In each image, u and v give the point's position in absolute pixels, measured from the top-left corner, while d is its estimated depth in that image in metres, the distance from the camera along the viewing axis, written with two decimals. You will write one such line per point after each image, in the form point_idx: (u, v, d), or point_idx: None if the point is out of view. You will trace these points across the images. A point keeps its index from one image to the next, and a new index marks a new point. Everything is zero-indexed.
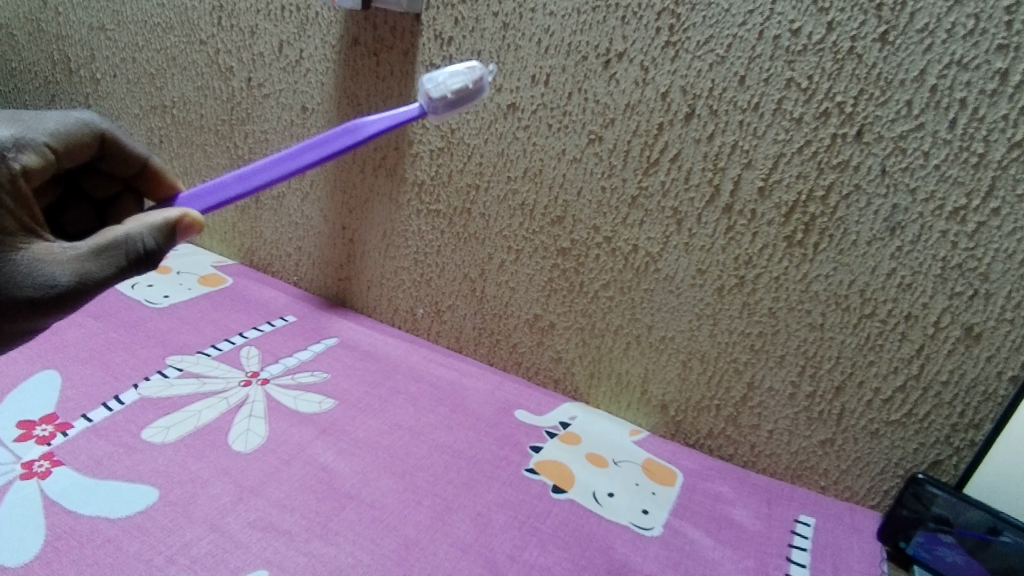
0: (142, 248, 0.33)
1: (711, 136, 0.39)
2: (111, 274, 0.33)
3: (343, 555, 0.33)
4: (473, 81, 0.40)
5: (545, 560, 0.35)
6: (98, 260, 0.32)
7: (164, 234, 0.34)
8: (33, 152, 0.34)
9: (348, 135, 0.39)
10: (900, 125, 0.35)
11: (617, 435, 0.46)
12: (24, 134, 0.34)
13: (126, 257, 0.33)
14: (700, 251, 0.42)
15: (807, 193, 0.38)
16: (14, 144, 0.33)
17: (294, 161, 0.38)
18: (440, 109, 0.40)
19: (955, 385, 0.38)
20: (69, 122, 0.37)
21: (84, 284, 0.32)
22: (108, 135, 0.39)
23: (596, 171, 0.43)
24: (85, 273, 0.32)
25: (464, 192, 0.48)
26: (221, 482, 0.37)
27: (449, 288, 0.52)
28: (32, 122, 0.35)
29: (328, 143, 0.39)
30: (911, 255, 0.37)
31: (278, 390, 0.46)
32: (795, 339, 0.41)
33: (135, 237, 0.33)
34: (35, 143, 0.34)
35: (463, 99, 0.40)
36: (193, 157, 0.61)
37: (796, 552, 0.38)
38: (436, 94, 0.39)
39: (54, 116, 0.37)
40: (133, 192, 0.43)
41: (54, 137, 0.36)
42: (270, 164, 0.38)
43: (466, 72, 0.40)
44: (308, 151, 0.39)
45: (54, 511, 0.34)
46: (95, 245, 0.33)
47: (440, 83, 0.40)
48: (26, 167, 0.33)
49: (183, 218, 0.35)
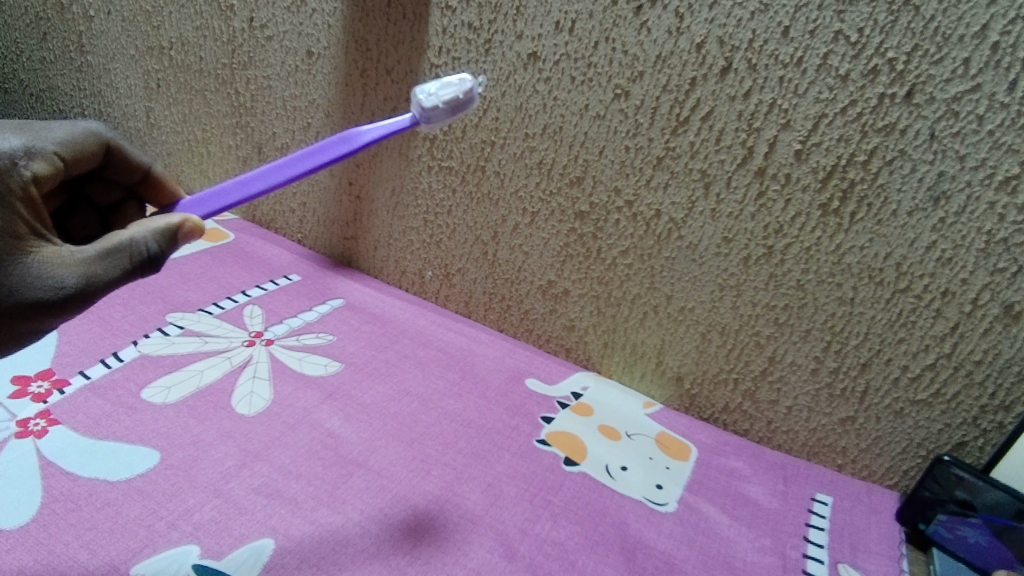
0: (146, 252, 0.31)
1: (748, 93, 0.36)
2: (113, 279, 0.30)
3: (351, 525, 0.32)
4: (464, 93, 0.37)
5: (558, 534, 0.34)
6: (101, 263, 0.30)
7: (166, 240, 0.32)
8: (43, 161, 0.32)
9: (343, 144, 0.37)
10: (955, 85, 0.32)
11: (630, 408, 0.45)
12: (35, 143, 0.32)
13: (128, 262, 0.31)
14: (727, 218, 0.39)
15: (847, 157, 0.35)
16: (23, 152, 0.31)
17: (289, 169, 0.36)
18: (433, 119, 0.37)
19: (988, 365, 0.36)
20: (76, 131, 0.35)
21: (86, 288, 0.30)
22: (113, 144, 0.37)
23: (621, 129, 0.40)
24: (88, 275, 0.30)
25: (478, 149, 0.46)
26: (224, 446, 0.36)
27: (459, 251, 0.50)
28: (40, 130, 0.33)
29: (323, 151, 0.37)
30: (954, 227, 0.34)
31: (283, 351, 0.44)
32: (823, 314, 0.39)
33: (138, 242, 0.31)
34: (44, 152, 0.32)
35: (452, 110, 0.37)
36: (192, 103, 0.58)
37: (813, 532, 0.37)
38: (429, 103, 0.36)
39: (61, 124, 0.35)
40: (135, 198, 0.41)
41: (62, 145, 0.34)
42: (270, 169, 0.36)
43: (456, 83, 0.37)
44: (299, 162, 0.36)
45: (51, 472, 0.32)
46: (97, 248, 0.30)
47: (430, 94, 0.36)
48: (36, 174, 0.31)
49: (183, 225, 0.33)
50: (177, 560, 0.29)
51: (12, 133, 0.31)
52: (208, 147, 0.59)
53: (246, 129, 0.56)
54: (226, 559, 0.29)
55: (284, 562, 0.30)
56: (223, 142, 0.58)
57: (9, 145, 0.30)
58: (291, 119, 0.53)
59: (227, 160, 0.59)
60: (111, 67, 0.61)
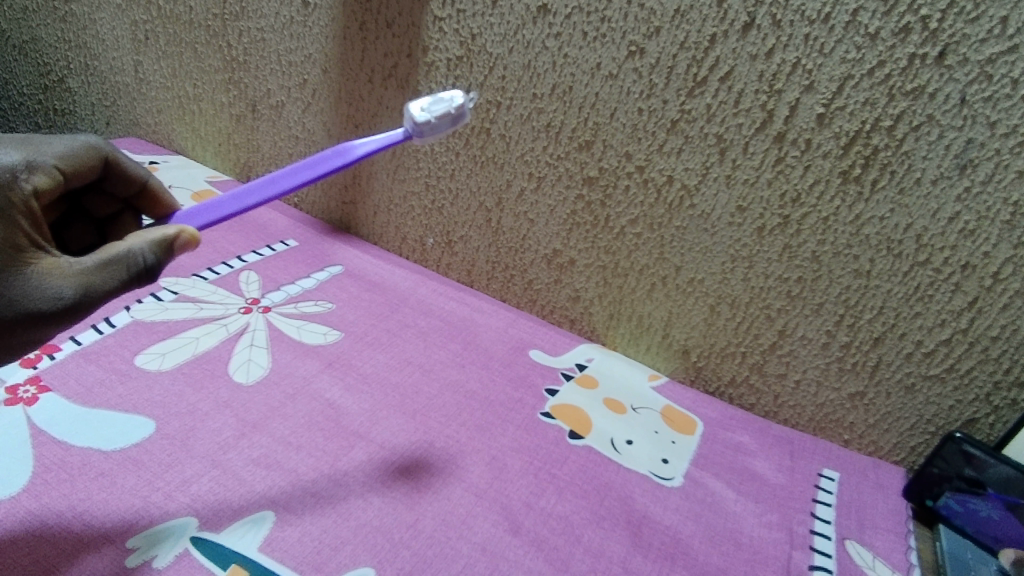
0: (143, 264, 0.29)
1: (771, 51, 0.34)
2: (108, 291, 0.28)
3: (352, 498, 0.31)
4: (455, 109, 0.35)
5: (563, 509, 0.33)
6: (96, 273, 0.28)
7: (163, 250, 0.29)
8: (44, 175, 0.30)
9: (337, 157, 0.35)
10: (991, 46, 0.30)
11: (635, 380, 0.44)
12: (35, 157, 0.30)
13: (124, 274, 0.28)
14: (742, 185, 0.38)
15: (872, 122, 0.33)
16: (24, 166, 0.29)
17: (281, 182, 0.34)
18: (426, 133, 0.35)
19: (1005, 341, 0.35)
20: (76, 145, 0.33)
21: (80, 299, 0.27)
22: (111, 157, 0.35)
23: (634, 90, 0.39)
24: (83, 285, 0.27)
25: (483, 110, 0.44)
26: (222, 415, 0.35)
27: (462, 218, 0.48)
28: (40, 144, 0.31)
29: (319, 164, 0.35)
30: (979, 198, 0.33)
31: (280, 319, 0.43)
32: (837, 287, 0.38)
33: (135, 252, 0.29)
34: (45, 165, 0.30)
35: (443, 126, 0.35)
36: (183, 57, 0.56)
37: (820, 508, 0.36)
38: (420, 117, 0.34)
39: (61, 138, 0.33)
40: (132, 210, 0.38)
41: (62, 159, 0.31)
42: (262, 183, 0.34)
43: (448, 100, 0.36)
44: (292, 176, 0.34)
45: (43, 441, 0.31)
46: (94, 259, 0.28)
47: (419, 108, 0.35)
48: (37, 189, 0.29)
49: (179, 235, 0.30)
50: (173, 532, 0.28)
51: (10, 148, 0.29)
52: (199, 104, 0.57)
53: (239, 85, 0.54)
54: (226, 532, 0.29)
55: (284, 535, 0.29)
56: (215, 99, 0.56)
57: (7, 159, 0.28)
58: (286, 75, 0.51)
59: (221, 119, 0.57)
60: (97, 17, 0.59)
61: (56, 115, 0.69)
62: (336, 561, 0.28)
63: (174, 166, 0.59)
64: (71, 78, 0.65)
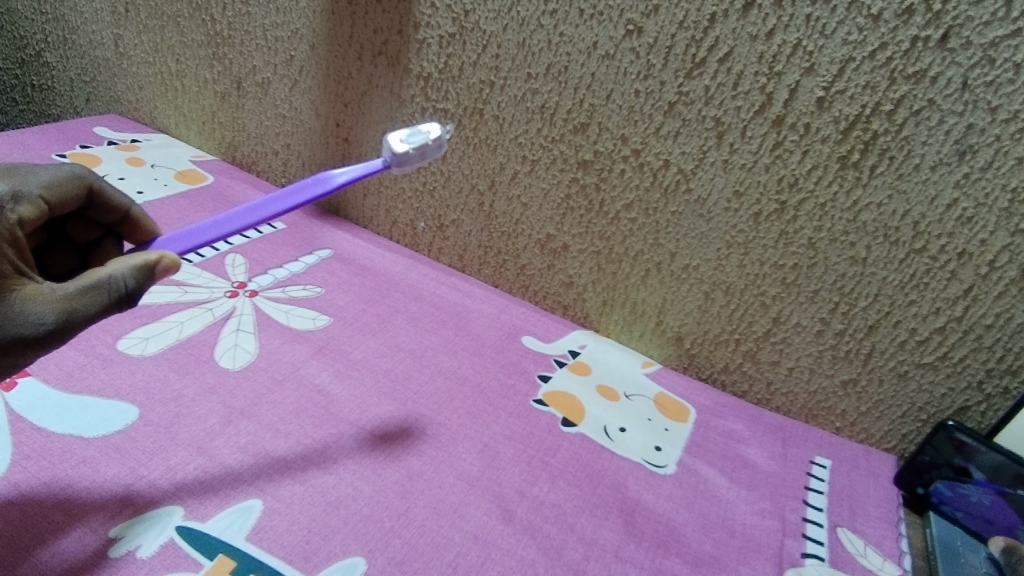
0: (124, 289, 0.27)
1: (772, 32, 0.34)
2: (88, 317, 0.26)
3: (343, 486, 0.31)
4: (434, 139, 0.37)
5: (556, 496, 0.33)
6: (75, 298, 0.26)
7: (144, 275, 0.28)
8: (30, 205, 0.29)
9: (317, 185, 0.36)
10: (995, 29, 0.30)
11: (628, 367, 0.43)
12: (21, 186, 0.29)
13: (103, 300, 0.27)
14: (739, 170, 0.37)
15: (872, 106, 0.33)
16: (9, 196, 0.28)
17: (265, 209, 0.34)
18: (405, 163, 0.36)
19: (999, 329, 0.35)
20: (61, 174, 0.31)
21: (58, 326, 0.26)
22: (96, 185, 0.33)
23: (631, 71, 0.38)
24: (60, 311, 0.26)
25: (476, 89, 0.43)
26: (208, 401, 0.34)
27: (454, 201, 0.47)
28: (25, 175, 0.30)
29: (299, 192, 0.35)
30: (977, 184, 0.32)
31: (267, 303, 0.42)
32: (832, 275, 0.37)
33: (116, 276, 0.27)
34: (30, 196, 0.29)
35: (422, 156, 0.37)
36: (165, 31, 0.54)
37: (813, 496, 0.36)
38: (400, 148, 0.36)
39: (46, 166, 0.31)
40: (114, 235, 0.35)
41: (47, 189, 0.30)
42: (245, 211, 0.34)
43: (425, 131, 0.37)
44: (273, 203, 0.34)
45: (22, 427, 0.30)
46: (72, 283, 0.26)
47: (398, 140, 0.36)
48: (22, 218, 0.28)
49: (161, 260, 0.29)
50: (157, 521, 0.28)
51: None
52: (183, 81, 0.56)
53: (223, 61, 0.52)
54: (213, 521, 0.28)
55: (272, 524, 0.28)
56: (199, 76, 0.54)
57: None
58: (272, 50, 0.49)
59: (205, 97, 0.55)
60: None
61: (34, 90, 0.67)
62: (326, 550, 0.28)
63: (157, 145, 0.58)
64: (48, 52, 0.63)
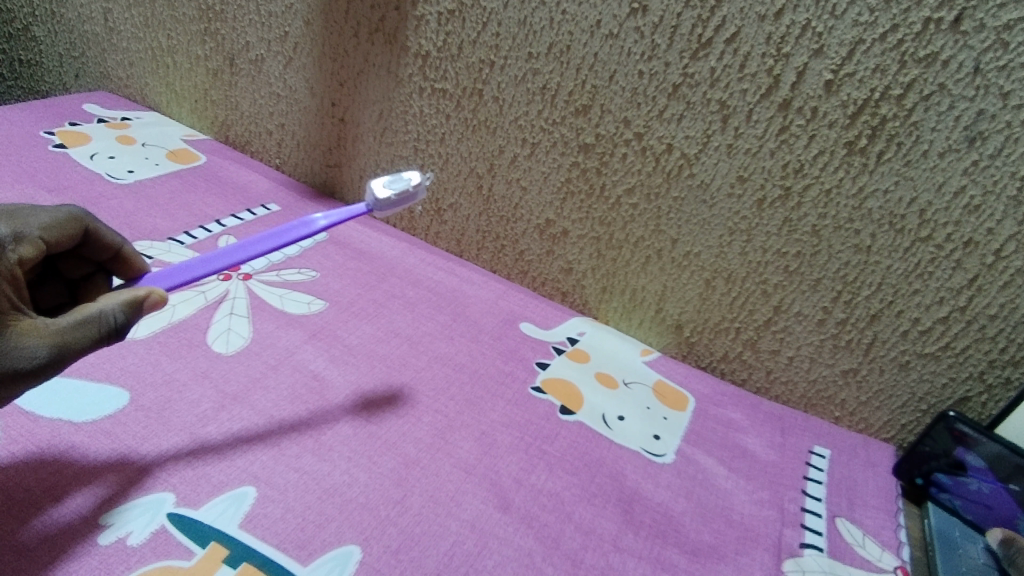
0: (113, 323, 0.26)
1: (781, 12, 0.33)
2: (76, 352, 0.25)
3: (337, 473, 0.30)
4: (415, 186, 0.37)
5: (554, 485, 0.32)
6: (65, 333, 0.25)
7: (133, 310, 0.27)
8: (31, 245, 0.28)
9: (301, 227, 0.35)
10: (1009, 11, 0.29)
11: (627, 355, 0.43)
12: (21, 227, 0.28)
13: (92, 335, 0.26)
14: (743, 155, 0.36)
15: (881, 90, 0.32)
16: (10, 237, 0.27)
17: (250, 248, 0.33)
18: (385, 208, 0.36)
19: (1003, 319, 0.34)
20: (58, 214, 0.30)
21: (47, 362, 0.25)
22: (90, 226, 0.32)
23: (635, 51, 0.37)
24: (51, 346, 0.25)
25: (476, 69, 0.42)
26: (200, 386, 0.33)
27: (452, 184, 0.47)
28: (23, 216, 0.29)
29: (283, 233, 0.35)
30: (986, 171, 0.32)
31: (262, 287, 0.41)
32: (836, 263, 0.37)
33: (106, 310, 0.26)
34: (30, 237, 0.28)
35: (404, 201, 0.37)
36: (156, 5, 0.53)
37: (812, 486, 0.36)
38: (382, 194, 0.36)
39: (44, 207, 0.30)
40: (106, 271, 0.34)
41: (46, 231, 0.29)
42: (230, 249, 0.33)
43: (406, 178, 0.37)
44: (259, 242, 0.34)
45: (8, 411, 0.30)
46: (63, 317, 0.26)
47: (381, 186, 0.36)
48: (22, 258, 0.27)
49: (149, 295, 0.28)
50: (151, 508, 0.27)
51: None
52: (175, 57, 0.54)
53: (216, 37, 0.51)
54: (205, 508, 0.28)
55: (265, 511, 0.28)
56: (191, 52, 0.53)
57: None
58: (266, 26, 0.48)
59: (198, 74, 0.54)
60: None
61: (22, 66, 0.66)
62: (320, 538, 0.27)
63: (148, 123, 0.56)
64: (36, 26, 0.61)
